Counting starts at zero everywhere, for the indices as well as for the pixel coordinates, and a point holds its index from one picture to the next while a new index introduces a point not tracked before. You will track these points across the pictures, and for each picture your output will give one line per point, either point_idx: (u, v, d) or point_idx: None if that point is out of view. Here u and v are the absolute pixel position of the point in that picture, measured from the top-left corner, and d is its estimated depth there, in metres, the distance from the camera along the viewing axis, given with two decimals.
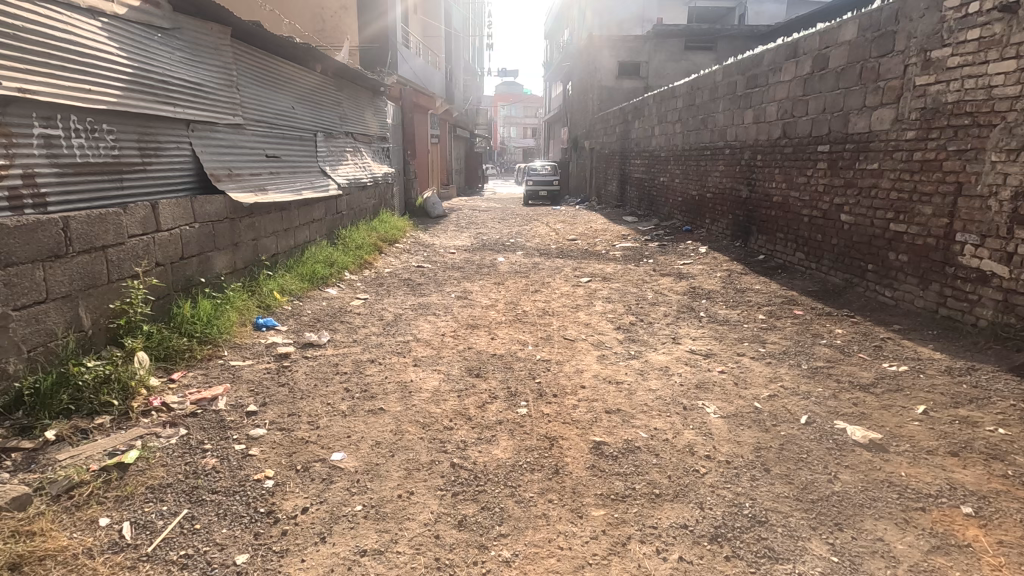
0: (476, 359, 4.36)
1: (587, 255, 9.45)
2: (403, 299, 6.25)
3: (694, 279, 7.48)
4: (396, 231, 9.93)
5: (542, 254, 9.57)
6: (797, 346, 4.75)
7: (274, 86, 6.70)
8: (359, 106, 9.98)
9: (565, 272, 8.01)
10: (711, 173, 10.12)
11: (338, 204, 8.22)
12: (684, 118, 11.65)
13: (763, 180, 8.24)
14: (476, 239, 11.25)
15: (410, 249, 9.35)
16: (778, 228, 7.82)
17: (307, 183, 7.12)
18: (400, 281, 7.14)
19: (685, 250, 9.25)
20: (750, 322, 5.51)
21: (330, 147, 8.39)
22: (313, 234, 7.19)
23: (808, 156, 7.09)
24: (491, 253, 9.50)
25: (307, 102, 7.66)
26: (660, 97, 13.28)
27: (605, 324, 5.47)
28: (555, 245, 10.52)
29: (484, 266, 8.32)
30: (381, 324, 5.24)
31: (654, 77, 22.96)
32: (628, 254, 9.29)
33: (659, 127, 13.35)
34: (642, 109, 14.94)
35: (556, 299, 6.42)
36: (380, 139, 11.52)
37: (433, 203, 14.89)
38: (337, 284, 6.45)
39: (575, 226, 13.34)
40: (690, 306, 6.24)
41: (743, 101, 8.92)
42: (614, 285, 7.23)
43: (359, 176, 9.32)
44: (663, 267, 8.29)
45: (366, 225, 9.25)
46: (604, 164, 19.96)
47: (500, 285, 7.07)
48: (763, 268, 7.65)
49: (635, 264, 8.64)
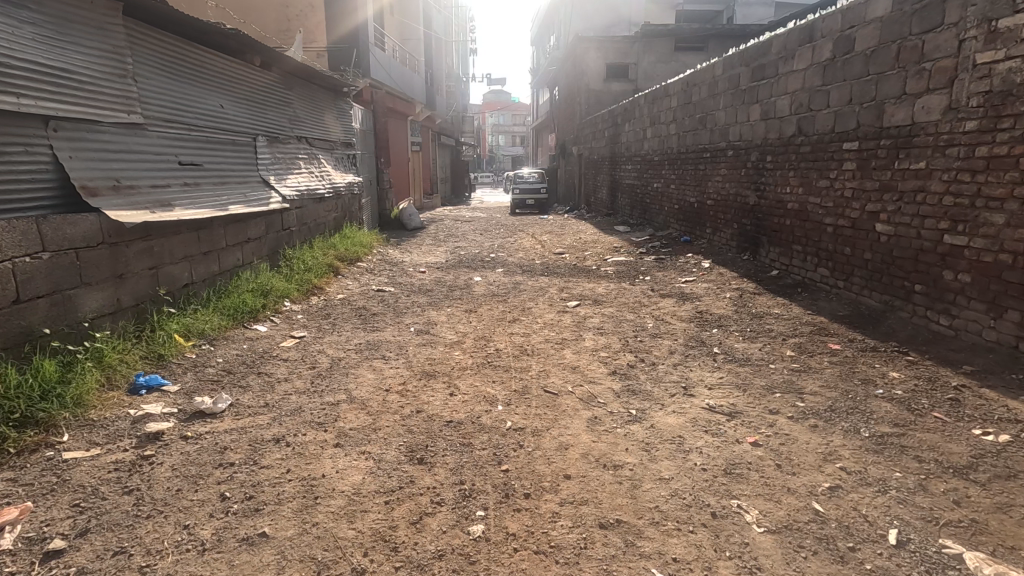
0: (425, 431, 3.24)
1: (576, 272, 8.37)
2: (350, 336, 5.10)
3: (700, 301, 6.41)
4: (360, 248, 8.79)
5: (526, 271, 8.48)
6: (844, 397, 3.68)
7: (194, 79, 5.56)
8: (315, 108, 8.84)
9: (550, 295, 6.91)
10: (712, 177, 9.09)
11: (285, 220, 7.05)
12: (680, 118, 10.63)
13: (774, 184, 7.21)
14: (452, 254, 10.13)
15: (375, 269, 8.20)
16: (795, 240, 6.76)
17: (240, 195, 5.96)
18: (352, 310, 5.99)
19: (686, 265, 8.20)
20: (776, 361, 4.44)
21: (276, 153, 7.25)
22: (248, 256, 6.01)
23: (831, 155, 6.05)
24: (466, 272, 8.38)
25: (244, 101, 6.52)
26: (652, 96, 12.26)
27: (597, 367, 4.38)
28: (540, 261, 9.44)
29: (456, 288, 7.20)
30: (312, 376, 4.10)
31: (643, 78, 22.04)
32: (622, 271, 8.22)
33: (652, 129, 12.32)
34: (632, 110, 13.94)
35: (538, 331, 5.32)
36: (345, 145, 10.41)
37: (410, 214, 13.79)
38: (269, 320, 5.28)
39: (564, 237, 12.27)
40: (699, 337, 5.17)
41: (748, 96, 7.89)
42: (607, 310, 6.16)
43: (314, 187, 8.17)
44: (663, 287, 7.22)
45: (323, 243, 8.08)
46: (593, 170, 18.95)
47: (472, 314, 5.96)
48: (780, 287, 6.57)
49: (631, 283, 7.55)
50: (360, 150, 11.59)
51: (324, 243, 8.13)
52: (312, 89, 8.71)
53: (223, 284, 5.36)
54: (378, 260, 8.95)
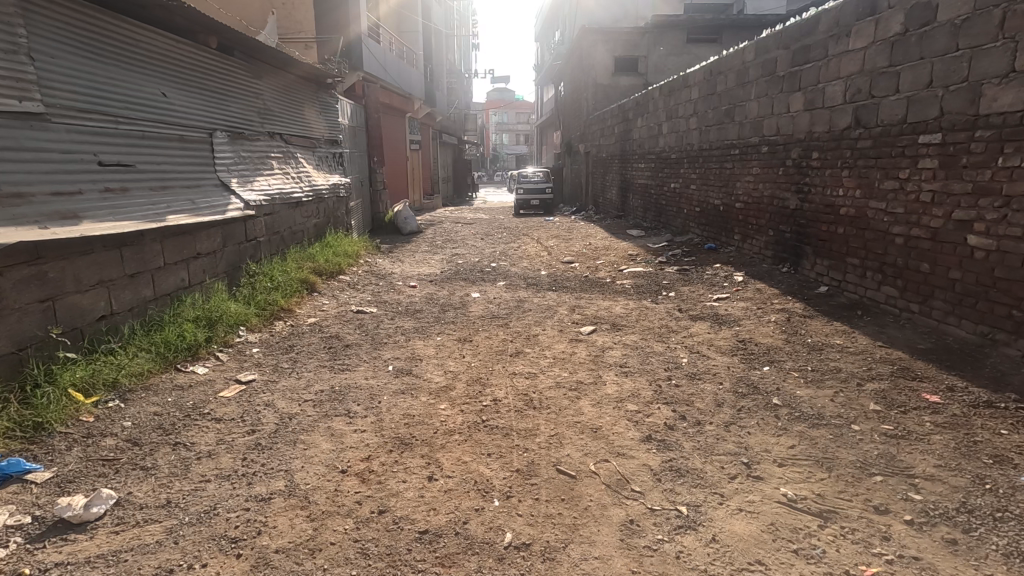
0: (387, 556, 2.22)
1: (589, 285, 7.33)
2: (312, 379, 4.09)
3: (741, 326, 5.36)
4: (343, 260, 7.77)
5: (531, 285, 7.45)
6: (977, 487, 2.65)
7: (126, 60, 4.53)
8: (292, 101, 7.83)
9: (561, 316, 5.89)
10: (742, 176, 8.02)
11: (249, 229, 6.03)
12: (702, 111, 9.56)
13: (823, 185, 6.14)
14: (449, 264, 9.12)
15: (358, 284, 7.18)
16: (852, 252, 5.69)
17: (186, 202, 4.94)
18: (321, 340, 4.96)
19: (715, 278, 7.13)
20: (861, 420, 3.39)
21: (239, 152, 6.23)
22: (196, 275, 4.99)
23: (902, 151, 4.98)
24: (463, 286, 7.36)
25: (197, 90, 5.50)
26: (669, 87, 11.18)
27: (625, 429, 3.35)
28: (547, 271, 8.41)
29: (449, 309, 6.17)
30: (247, 445, 3.09)
31: (653, 72, 20.92)
32: (642, 285, 7.17)
33: (669, 124, 11.24)
34: (646, 103, 12.87)
35: (546, 371, 4.29)
36: (329, 142, 9.39)
37: (405, 217, 12.80)
38: (213, 357, 4.27)
39: (572, 243, 11.22)
40: (750, 380, 4.13)
41: (789, 83, 6.82)
42: (629, 339, 5.12)
43: (289, 190, 7.16)
44: (692, 306, 6.17)
45: (298, 255, 7.07)
46: (601, 169, 17.88)
47: (467, 345, 4.93)
48: (834, 309, 5.51)
49: (653, 301, 6.50)
50: (348, 148, 10.58)
51: (299, 253, 7.14)
52: (288, 80, 7.68)
53: (158, 313, 4.35)
54: (364, 272, 7.93)
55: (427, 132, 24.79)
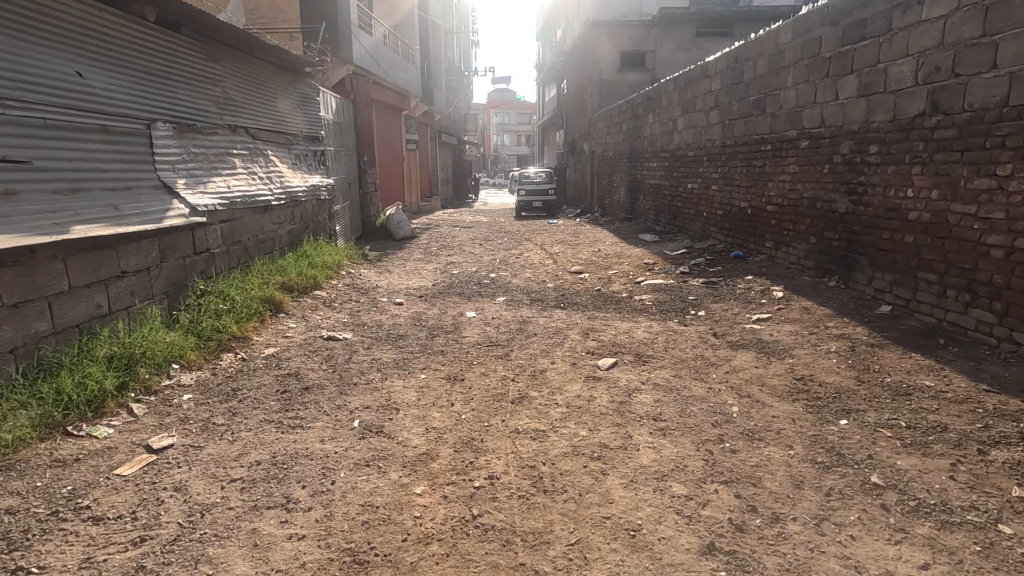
0: None
1: (603, 301, 6.34)
2: (251, 442, 3.10)
3: (795, 359, 4.36)
4: (320, 273, 6.77)
5: (536, 302, 6.47)
6: None
7: (19, 26, 3.54)
8: (259, 91, 6.82)
9: (573, 343, 4.91)
10: (778, 174, 7.01)
11: (198, 239, 5.04)
12: (725, 103, 8.57)
13: (885, 185, 5.13)
14: (443, 275, 8.12)
15: (334, 301, 6.20)
16: (927, 265, 4.68)
17: (106, 207, 3.94)
18: (276, 380, 3.98)
19: (750, 294, 6.13)
20: (1008, 516, 2.40)
21: (187, 146, 5.23)
22: (119, 299, 3.99)
23: (1002, 141, 3.97)
24: (457, 303, 6.37)
25: (128, 72, 4.51)
26: (686, 79, 10.18)
27: (676, 533, 2.35)
28: (553, 283, 7.43)
29: (439, 333, 5.19)
30: (124, 570, 2.09)
31: (661, 68, 19.90)
32: (665, 301, 6.18)
33: (685, 118, 10.24)
34: (658, 97, 11.88)
35: (559, 426, 3.31)
36: (309, 139, 8.40)
37: (398, 221, 11.83)
38: (124, 412, 3.28)
39: (579, 249, 10.23)
40: (827, 441, 3.14)
41: (838, 66, 5.81)
42: (660, 376, 4.14)
43: (254, 192, 6.17)
44: (729, 329, 5.18)
45: (264, 268, 6.08)
46: (608, 169, 16.89)
47: (458, 385, 3.95)
48: (908, 336, 4.50)
49: (680, 322, 5.50)
50: (332, 146, 9.60)
51: (264, 265, 6.14)
52: (254, 66, 6.69)
53: (55, 353, 3.36)
54: (343, 286, 6.94)
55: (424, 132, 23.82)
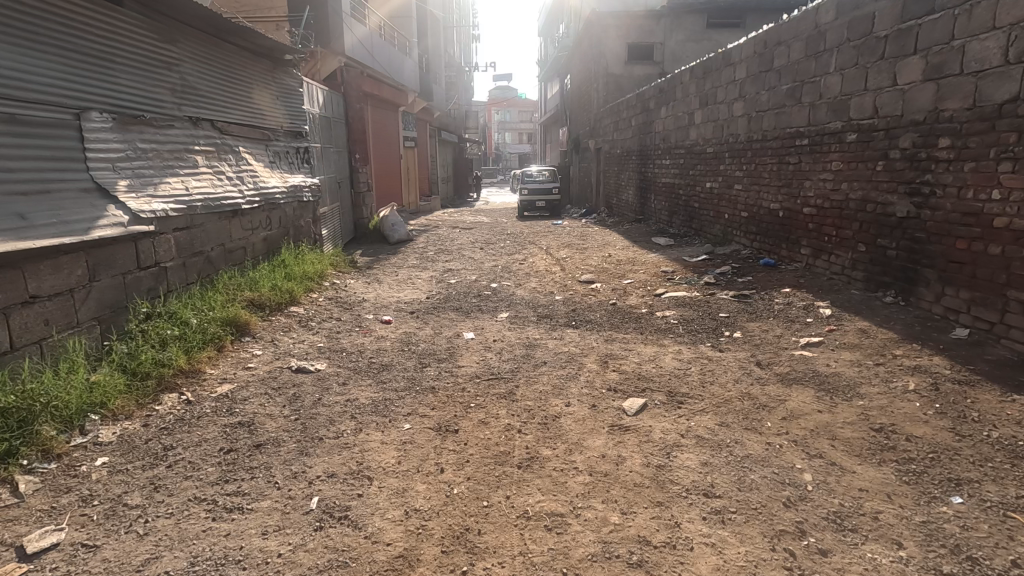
0: None
1: (621, 319, 5.54)
2: (168, 538, 2.29)
3: (866, 399, 3.55)
4: (297, 287, 5.96)
5: (545, 319, 5.66)
6: None
7: None
8: (228, 79, 6.00)
9: (591, 375, 4.11)
10: (818, 172, 6.18)
11: (143, 251, 4.23)
12: (751, 94, 7.75)
13: (962, 185, 4.30)
14: (439, 285, 7.31)
15: (312, 320, 5.41)
16: (1021, 283, 3.85)
17: (7, 217, 3.13)
18: (223, 432, 3.18)
19: (791, 310, 5.31)
20: None
21: (131, 141, 4.41)
22: (26, 333, 3.19)
23: None
24: (453, 321, 5.56)
25: (52, 51, 3.71)
26: (705, 68, 9.34)
27: None
28: (563, 295, 6.63)
29: (431, 362, 4.39)
30: None
31: (670, 61, 19.05)
32: (693, 319, 5.37)
33: (704, 112, 9.43)
34: (672, 90, 11.07)
35: (582, 508, 2.51)
36: (290, 134, 7.60)
37: (393, 224, 11.07)
38: (5, 492, 2.49)
39: (588, 254, 9.42)
40: (944, 533, 2.32)
41: (897, 46, 4.98)
42: (702, 425, 3.33)
43: (219, 195, 5.36)
44: (775, 356, 4.37)
45: (230, 283, 5.28)
46: (616, 167, 16.05)
47: (452, 439, 3.15)
48: (1002, 370, 3.67)
49: (714, 347, 4.69)
50: (318, 143, 8.81)
51: (230, 279, 5.34)
52: (222, 51, 5.88)
53: None
54: (325, 300, 6.14)
55: (423, 129, 22.97)
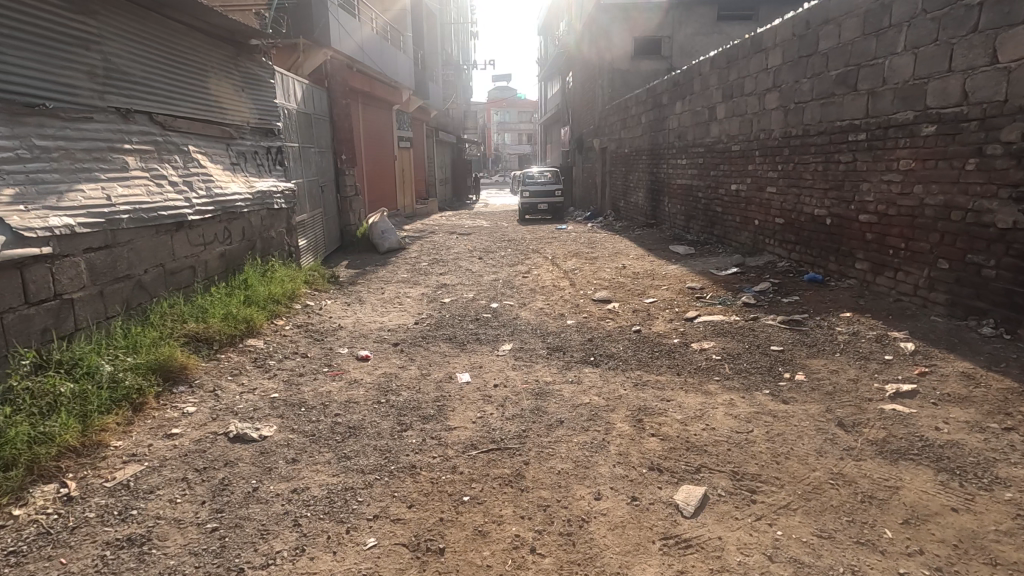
0: None
1: (650, 354, 4.54)
2: None
3: (1014, 489, 2.55)
4: (257, 315, 4.96)
5: (557, 353, 4.67)
6: None
7: None
8: (172, 64, 4.98)
9: (623, 444, 3.11)
10: (880, 173, 5.19)
11: (34, 280, 3.22)
12: (788, 83, 6.75)
13: None
14: (432, 306, 6.30)
15: (272, 358, 4.41)
16: None
17: None
18: (100, 557, 2.18)
19: (862, 343, 4.31)
20: None
21: (25, 136, 3.41)
22: None
23: None
24: (445, 358, 4.55)
25: None
26: (729, 57, 8.35)
27: None
28: (576, 319, 5.63)
29: (414, 422, 3.39)
30: None
31: (679, 55, 18.10)
32: (741, 354, 4.38)
33: (728, 105, 8.44)
34: (688, 83, 10.08)
35: None
36: (259, 132, 6.60)
37: (382, 232, 10.15)
38: None
39: (600, 266, 8.42)
40: None
41: (996, 14, 4.00)
42: (793, 536, 2.33)
43: (156, 204, 4.36)
44: (861, 411, 3.37)
45: (168, 315, 4.28)
46: (624, 168, 15.05)
47: (435, 568, 2.15)
48: None
49: (775, 396, 3.69)
50: (295, 144, 7.82)
51: (169, 308, 4.34)
52: (163, 30, 4.88)
53: None
54: (293, 329, 5.14)
55: (418, 129, 21.95)
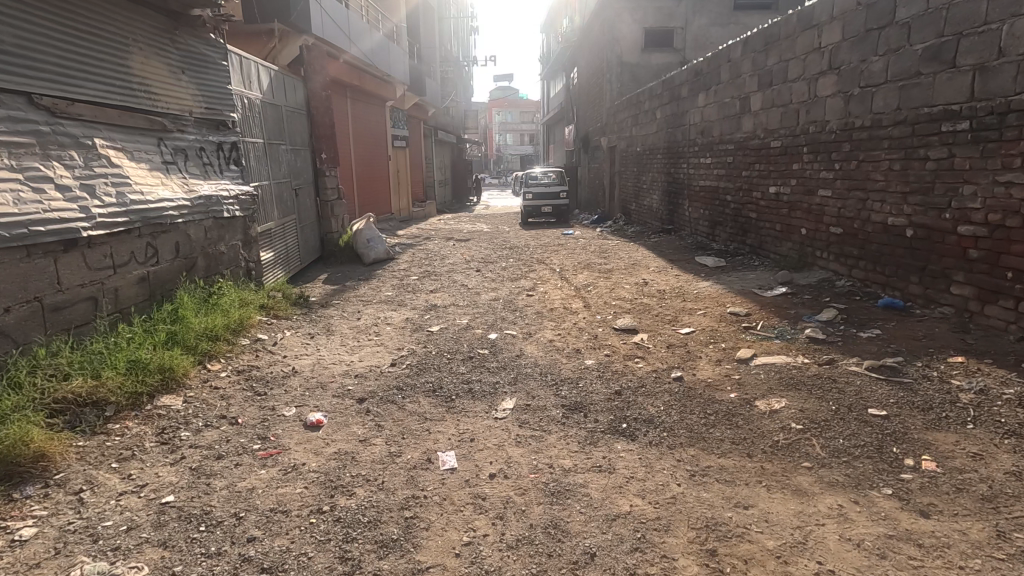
0: None
1: (704, 418, 3.35)
2: None
3: None
4: (183, 360, 3.79)
5: (577, 414, 3.48)
6: None
7: None
8: (69, 31, 3.81)
9: None
10: (994, 171, 3.99)
11: None
12: (850, 64, 5.57)
13: None
14: (416, 337, 5.11)
15: (187, 428, 3.22)
16: None
17: None
18: None
19: (1000, 410, 3.11)
20: None
21: None
22: None
23: None
24: (426, 423, 3.36)
25: None
26: (768, 38, 7.16)
27: None
28: (596, 360, 4.44)
29: (367, 557, 2.20)
30: None
31: (692, 47, 16.88)
32: (831, 422, 3.18)
33: (765, 94, 7.26)
34: (714, 71, 8.90)
35: None
36: (205, 124, 5.43)
37: (367, 242, 8.98)
38: None
39: (617, 282, 7.23)
40: None
41: None
42: None
43: (26, 215, 3.18)
44: None
45: (42, 370, 3.11)
46: (636, 168, 13.86)
47: None
48: None
49: (904, 501, 2.50)
50: (259, 140, 6.66)
51: (46, 359, 3.17)
52: None
53: None
54: (232, 377, 3.95)
55: (414, 128, 20.81)
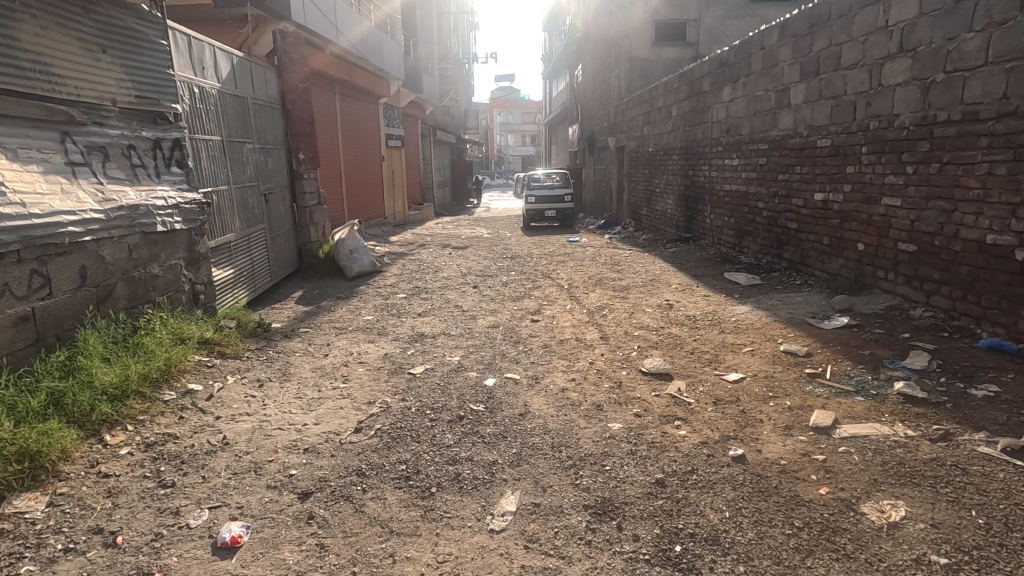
0: None
1: (792, 537, 2.31)
2: None
3: None
4: (61, 436, 2.77)
5: (607, 525, 2.45)
6: None
7: None
8: None
9: None
10: None
11: None
12: (931, 43, 4.53)
13: None
14: (394, 384, 4.07)
15: (34, 557, 2.19)
16: None
17: None
18: None
19: None
20: None
21: None
22: None
23: None
24: (391, 542, 2.34)
25: None
26: (813, 19, 6.13)
27: None
28: (624, 423, 3.41)
29: None
30: None
31: (705, 41, 15.88)
32: (987, 553, 2.14)
33: (810, 84, 6.23)
34: (743, 60, 7.86)
35: None
36: (136, 117, 4.41)
37: (351, 258, 8.02)
38: None
39: (637, 305, 6.20)
40: None
41: None
42: None
43: None
44: None
45: None
46: (648, 169, 12.83)
47: None
48: None
49: None
50: (215, 138, 5.63)
51: None
52: None
53: None
54: (135, 455, 2.92)
55: (411, 128, 19.83)
